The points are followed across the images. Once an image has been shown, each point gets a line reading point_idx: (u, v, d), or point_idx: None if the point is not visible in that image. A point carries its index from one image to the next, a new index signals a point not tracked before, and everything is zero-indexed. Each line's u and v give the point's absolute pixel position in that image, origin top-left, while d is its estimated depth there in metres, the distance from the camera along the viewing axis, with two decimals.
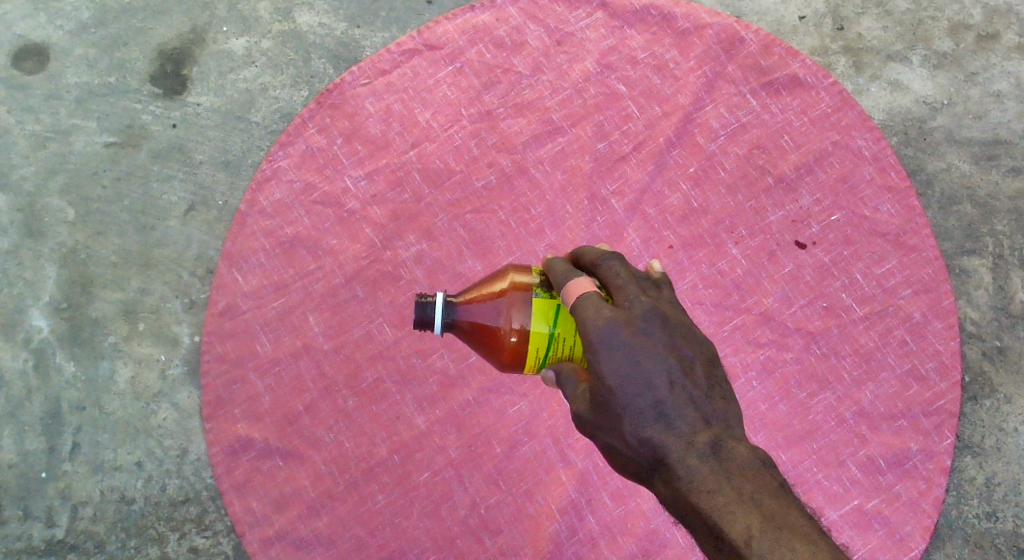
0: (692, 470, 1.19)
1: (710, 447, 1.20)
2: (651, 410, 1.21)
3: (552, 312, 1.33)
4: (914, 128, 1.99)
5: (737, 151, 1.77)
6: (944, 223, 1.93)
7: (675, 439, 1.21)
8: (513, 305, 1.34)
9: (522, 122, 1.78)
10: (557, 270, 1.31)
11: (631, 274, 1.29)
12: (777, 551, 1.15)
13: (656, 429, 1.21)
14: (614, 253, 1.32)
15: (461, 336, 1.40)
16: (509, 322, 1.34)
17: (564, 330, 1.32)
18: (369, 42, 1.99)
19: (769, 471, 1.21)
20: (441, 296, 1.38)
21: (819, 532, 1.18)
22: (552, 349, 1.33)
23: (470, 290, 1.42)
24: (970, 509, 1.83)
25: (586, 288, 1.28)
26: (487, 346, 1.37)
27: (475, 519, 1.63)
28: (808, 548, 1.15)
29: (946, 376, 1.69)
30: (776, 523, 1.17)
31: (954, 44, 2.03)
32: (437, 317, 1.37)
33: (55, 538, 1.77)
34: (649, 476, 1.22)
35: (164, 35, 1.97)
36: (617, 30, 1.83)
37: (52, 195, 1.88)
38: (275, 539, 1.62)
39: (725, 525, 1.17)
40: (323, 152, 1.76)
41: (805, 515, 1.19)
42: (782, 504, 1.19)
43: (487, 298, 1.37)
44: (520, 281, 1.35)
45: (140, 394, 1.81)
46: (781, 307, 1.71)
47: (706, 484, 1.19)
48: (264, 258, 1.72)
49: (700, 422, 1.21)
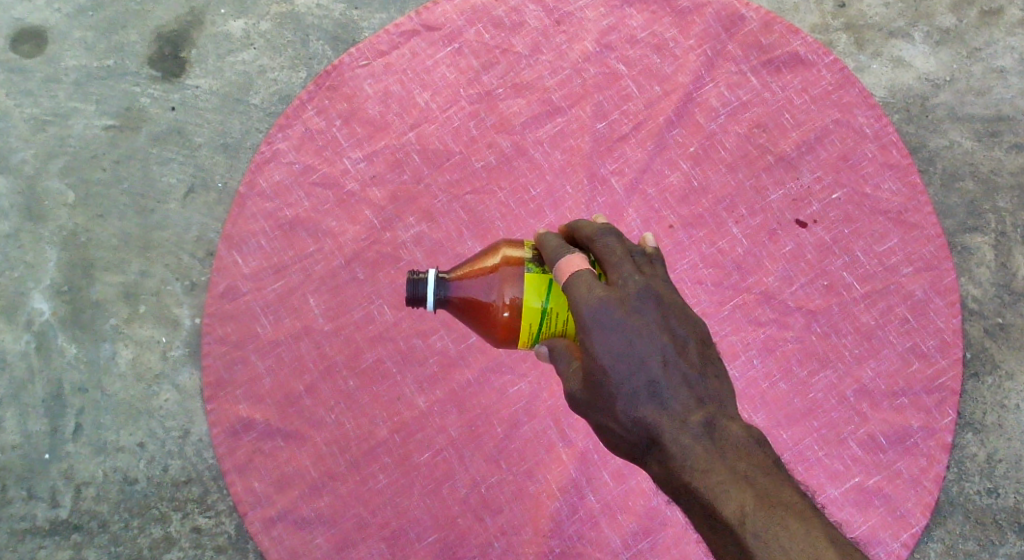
0: (685, 449, 1.19)
1: (703, 427, 1.20)
2: (644, 390, 1.21)
3: (546, 286, 1.33)
4: (916, 105, 1.97)
5: (738, 130, 1.77)
6: (947, 200, 1.92)
7: (667, 418, 1.20)
8: (506, 280, 1.33)
9: (522, 103, 1.77)
10: (550, 246, 1.30)
11: (627, 251, 1.28)
12: (771, 528, 1.14)
13: (648, 408, 1.21)
14: (612, 228, 1.30)
15: (455, 312, 1.39)
16: (501, 298, 1.33)
17: (557, 306, 1.32)
18: (368, 24, 1.99)
19: (763, 450, 1.21)
20: (433, 272, 1.37)
21: (814, 510, 1.17)
22: (546, 324, 1.33)
23: (463, 264, 1.41)
24: (971, 485, 1.83)
25: (580, 265, 1.27)
26: (480, 322, 1.37)
27: (476, 498, 1.63)
28: (802, 526, 1.15)
29: (948, 353, 1.69)
30: (770, 501, 1.16)
31: (957, 20, 2.02)
32: (429, 294, 1.37)
33: (58, 519, 1.78)
34: (643, 456, 1.22)
35: (162, 17, 1.97)
36: (617, 9, 1.82)
37: (53, 178, 1.88)
38: (277, 519, 1.63)
39: (718, 503, 1.16)
40: (322, 134, 1.76)
41: (800, 493, 1.19)
42: (776, 482, 1.19)
43: (478, 274, 1.36)
44: (512, 255, 1.35)
45: (142, 376, 1.82)
46: (782, 286, 1.70)
47: (700, 463, 1.18)
48: (264, 241, 1.72)
49: (693, 402, 1.21)
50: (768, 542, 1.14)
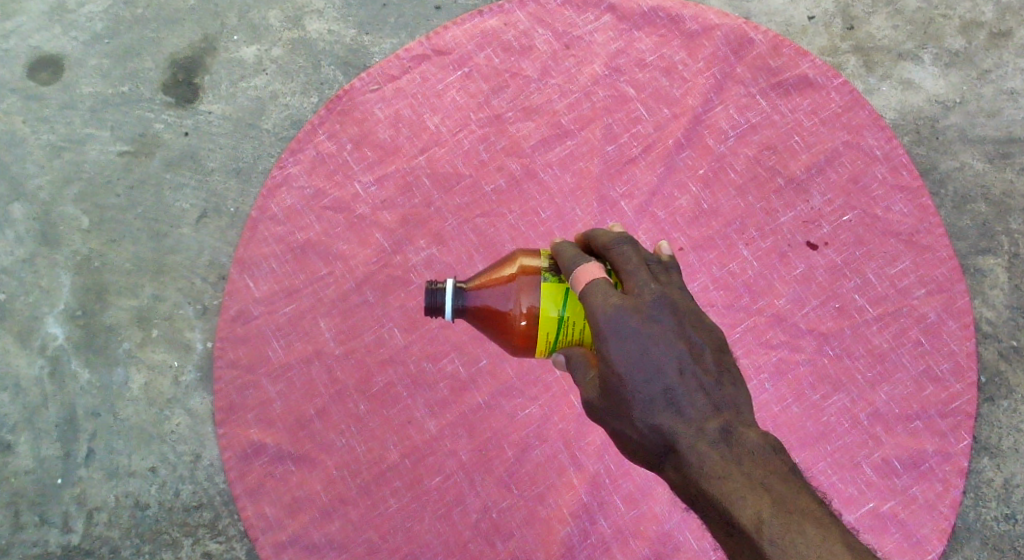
0: (702, 456, 1.22)
1: (719, 434, 1.22)
2: (661, 398, 1.23)
3: (562, 295, 1.33)
4: (926, 127, 1.97)
5: (747, 152, 1.77)
6: (959, 222, 1.91)
7: (684, 426, 1.23)
8: (523, 289, 1.34)
9: (531, 126, 1.78)
10: (566, 254, 1.31)
11: (642, 259, 1.30)
12: (787, 535, 1.17)
13: (666, 416, 1.23)
14: (626, 236, 1.32)
15: (473, 322, 1.39)
16: (518, 306, 1.34)
17: (573, 314, 1.33)
18: (379, 49, 2.00)
19: (779, 456, 1.23)
20: (451, 283, 1.38)
21: (830, 515, 1.20)
22: (562, 333, 1.34)
23: (479, 274, 1.41)
24: (988, 511, 1.81)
25: (595, 273, 1.28)
26: (497, 330, 1.37)
27: (487, 523, 1.63)
28: (818, 532, 1.18)
29: (962, 376, 1.68)
30: (785, 508, 1.19)
31: (967, 42, 2.02)
32: (447, 304, 1.37)
33: (70, 544, 1.79)
34: (660, 463, 1.25)
35: (177, 45, 1.99)
36: (625, 33, 1.83)
37: (67, 204, 1.90)
38: (288, 544, 1.62)
39: (735, 509, 1.19)
40: (333, 158, 1.77)
41: (815, 498, 1.22)
42: (792, 487, 1.21)
43: (495, 283, 1.36)
44: (529, 264, 1.36)
45: (154, 400, 1.82)
46: (793, 308, 1.69)
47: (717, 471, 1.21)
48: (275, 264, 1.73)
49: (710, 409, 1.24)
50: (785, 548, 1.16)
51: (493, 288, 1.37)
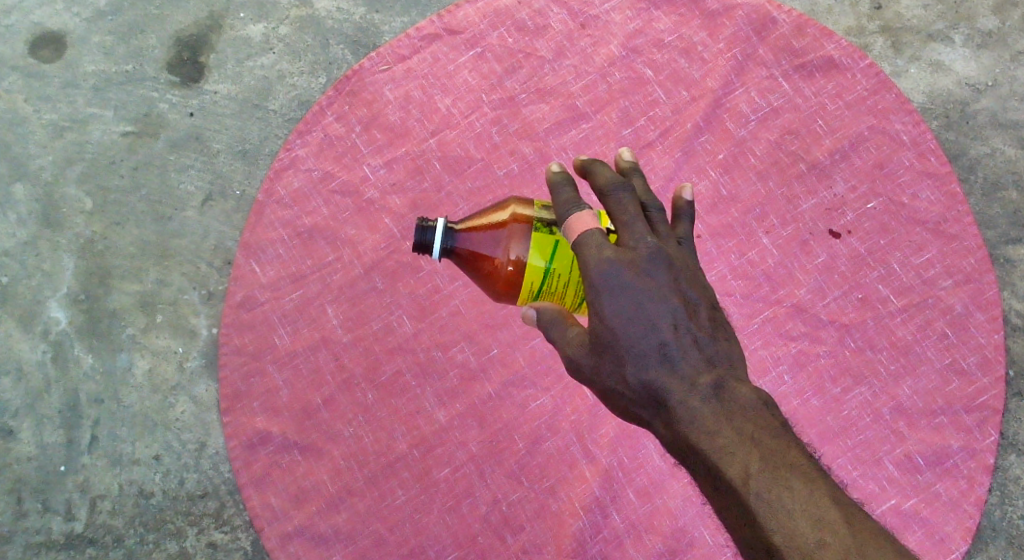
0: (692, 411, 1.18)
1: (712, 389, 1.18)
2: (655, 352, 1.20)
3: (551, 246, 1.30)
4: (956, 111, 1.91)
5: (769, 137, 1.71)
6: (989, 210, 1.85)
7: (677, 381, 1.19)
8: (512, 237, 1.31)
9: (545, 108, 1.72)
10: (563, 198, 1.26)
11: (640, 210, 1.25)
12: (774, 490, 1.14)
13: (659, 371, 1.19)
14: (626, 182, 1.26)
15: (459, 263, 1.37)
16: (506, 253, 1.31)
17: (560, 266, 1.30)
18: (389, 28, 1.95)
19: (771, 411, 1.18)
20: (442, 221, 1.34)
21: (820, 471, 1.16)
22: (546, 284, 1.31)
23: (471, 217, 1.38)
24: (1015, 509, 1.77)
25: (590, 224, 1.24)
26: (483, 273, 1.35)
27: (496, 515, 1.59)
28: (806, 487, 1.14)
29: (990, 370, 1.62)
30: (774, 462, 1.15)
31: (1000, 21, 1.95)
32: (436, 243, 1.33)
33: (74, 532, 1.76)
34: (651, 419, 1.21)
35: (182, 21, 1.94)
36: (643, 12, 1.76)
37: (70, 185, 1.86)
38: (293, 535, 1.59)
39: (722, 464, 1.15)
40: (341, 140, 1.72)
41: (808, 454, 1.17)
42: (783, 442, 1.17)
43: (487, 227, 1.34)
44: (522, 213, 1.32)
45: (158, 387, 1.79)
46: (814, 299, 1.64)
47: (706, 425, 1.17)
48: (282, 249, 1.68)
49: (703, 364, 1.19)
50: (772, 504, 1.13)
51: (494, 263, 1.33)
